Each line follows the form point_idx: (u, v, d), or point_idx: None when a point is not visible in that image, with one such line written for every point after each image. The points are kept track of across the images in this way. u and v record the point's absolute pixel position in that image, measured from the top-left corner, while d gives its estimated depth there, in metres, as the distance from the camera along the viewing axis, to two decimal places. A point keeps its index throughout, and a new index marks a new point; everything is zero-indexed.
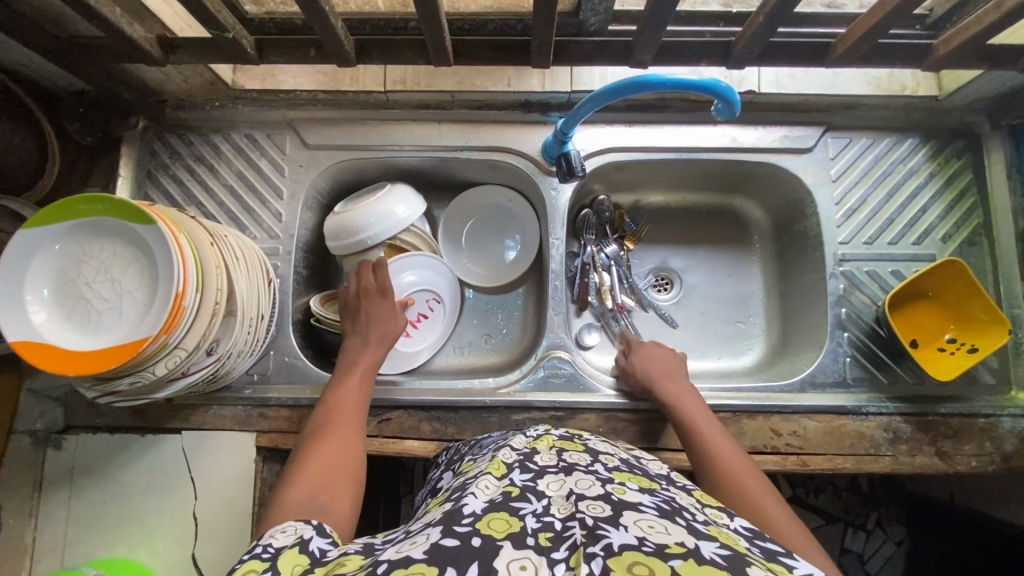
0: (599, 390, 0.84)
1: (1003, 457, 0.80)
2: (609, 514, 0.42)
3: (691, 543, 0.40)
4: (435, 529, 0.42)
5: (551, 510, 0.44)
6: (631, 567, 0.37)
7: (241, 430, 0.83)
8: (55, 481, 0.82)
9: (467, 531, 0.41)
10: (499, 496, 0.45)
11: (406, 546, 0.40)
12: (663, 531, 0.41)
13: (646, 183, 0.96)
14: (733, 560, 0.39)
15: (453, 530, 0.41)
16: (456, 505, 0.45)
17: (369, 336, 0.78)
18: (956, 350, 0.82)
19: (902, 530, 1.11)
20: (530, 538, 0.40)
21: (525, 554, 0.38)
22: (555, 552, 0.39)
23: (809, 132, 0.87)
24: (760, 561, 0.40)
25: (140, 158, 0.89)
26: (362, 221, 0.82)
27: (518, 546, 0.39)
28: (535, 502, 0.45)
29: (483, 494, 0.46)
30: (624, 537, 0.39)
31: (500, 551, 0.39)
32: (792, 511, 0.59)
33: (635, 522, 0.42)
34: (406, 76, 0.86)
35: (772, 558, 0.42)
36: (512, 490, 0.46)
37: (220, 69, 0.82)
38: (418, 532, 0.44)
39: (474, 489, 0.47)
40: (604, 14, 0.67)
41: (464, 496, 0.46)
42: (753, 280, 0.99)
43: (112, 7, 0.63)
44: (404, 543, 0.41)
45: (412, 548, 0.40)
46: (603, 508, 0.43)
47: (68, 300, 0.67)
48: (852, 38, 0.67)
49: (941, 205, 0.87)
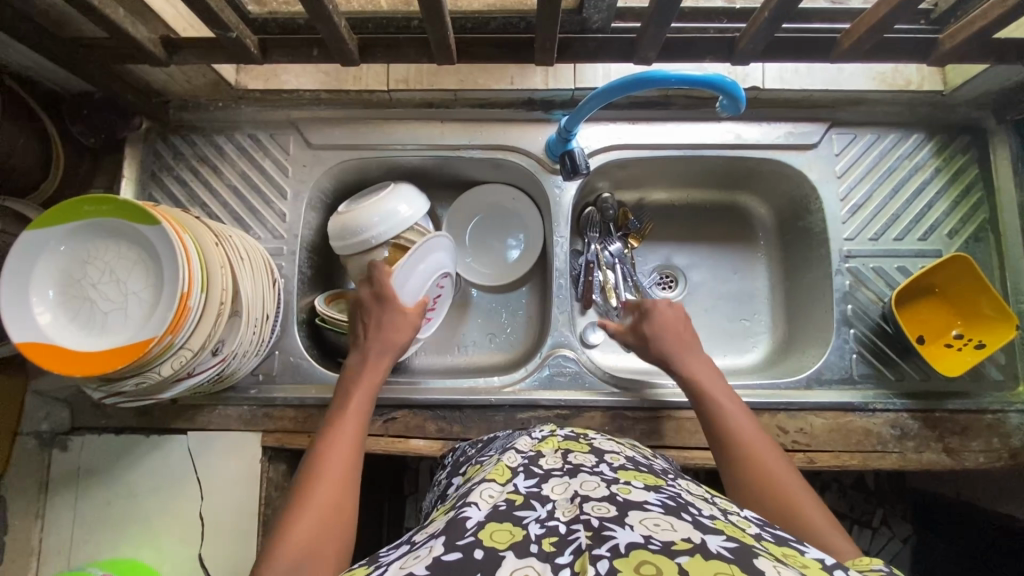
0: (606, 388, 0.84)
1: (1011, 453, 0.80)
2: (614, 514, 0.42)
3: (697, 538, 0.40)
4: (438, 541, 0.42)
5: (555, 514, 0.44)
6: (638, 567, 0.36)
7: (246, 430, 0.83)
8: (61, 482, 0.82)
9: (470, 543, 0.40)
10: (502, 505, 0.45)
11: (410, 561, 0.40)
12: (669, 528, 0.41)
13: (650, 181, 0.96)
14: (740, 552, 0.38)
15: (456, 541, 0.41)
16: (459, 515, 0.44)
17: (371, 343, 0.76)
18: (963, 345, 0.82)
19: (909, 528, 1.11)
20: (534, 546, 0.40)
21: (529, 563, 0.38)
22: (559, 557, 0.39)
23: (813, 128, 0.87)
24: (768, 551, 0.40)
25: (143, 159, 0.89)
26: (366, 221, 0.81)
27: (521, 556, 0.39)
28: (539, 509, 0.44)
29: (487, 503, 0.46)
30: (630, 536, 0.39)
31: (503, 562, 0.39)
32: (818, 503, 0.56)
33: (641, 520, 0.41)
34: (409, 74, 0.85)
35: (783, 543, 0.43)
36: (516, 498, 0.46)
37: (222, 69, 0.82)
38: (421, 544, 0.43)
39: (477, 499, 0.47)
40: (607, 11, 0.66)
41: (466, 505, 0.46)
42: (759, 277, 0.98)
43: (117, 8, 0.63)
44: (408, 557, 0.41)
45: (415, 563, 0.40)
46: (609, 508, 0.43)
47: (74, 302, 0.67)
48: (857, 33, 0.67)
49: (947, 201, 0.87)
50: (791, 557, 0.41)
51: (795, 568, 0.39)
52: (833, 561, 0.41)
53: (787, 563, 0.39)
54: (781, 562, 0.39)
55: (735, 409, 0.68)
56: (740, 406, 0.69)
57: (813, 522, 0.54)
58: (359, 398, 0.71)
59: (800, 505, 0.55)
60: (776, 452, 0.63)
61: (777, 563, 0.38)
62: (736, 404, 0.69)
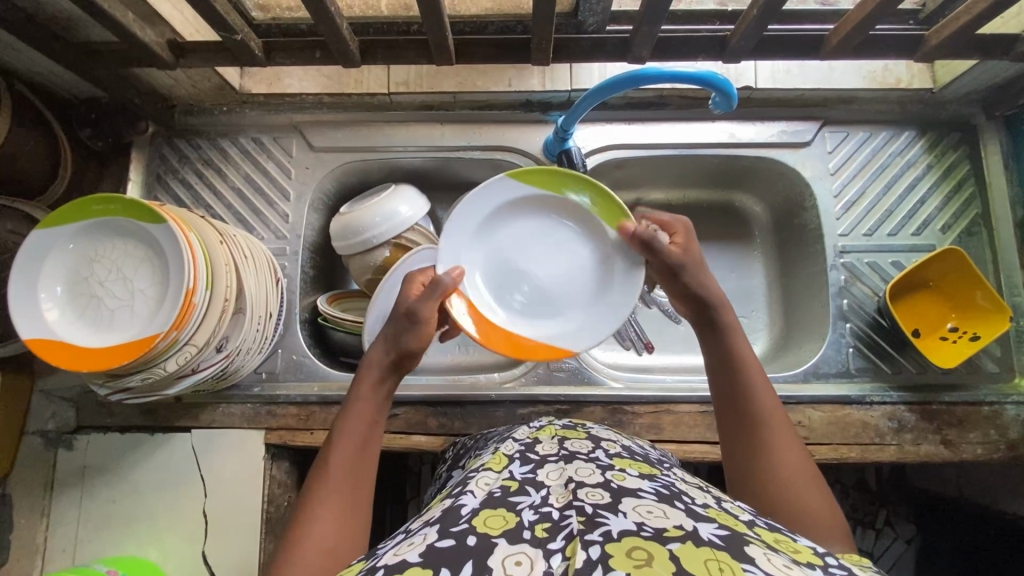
0: (604, 383, 0.85)
1: (1009, 444, 0.80)
2: (608, 501, 0.43)
3: (689, 525, 0.40)
4: (433, 529, 0.42)
5: (549, 500, 0.44)
6: (630, 552, 0.37)
7: (249, 428, 0.84)
8: (67, 480, 0.83)
9: (463, 530, 0.41)
10: (497, 491, 0.46)
11: (403, 549, 0.41)
12: (662, 515, 0.41)
13: (648, 180, 0.97)
14: (731, 540, 0.39)
15: (450, 528, 0.42)
16: (455, 504, 0.45)
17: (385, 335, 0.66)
18: (959, 338, 0.83)
19: (912, 529, 1.10)
20: (527, 532, 0.41)
21: (521, 549, 0.39)
22: (552, 543, 0.39)
23: (806, 126, 0.89)
24: (760, 539, 0.41)
25: (150, 162, 0.91)
26: (368, 221, 0.83)
27: (514, 542, 0.40)
28: (534, 495, 0.45)
29: (482, 491, 0.47)
30: (623, 522, 0.40)
31: (496, 548, 0.39)
32: (825, 499, 0.54)
33: (635, 507, 0.42)
34: (409, 77, 0.88)
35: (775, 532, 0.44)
36: (511, 484, 0.47)
37: (227, 73, 0.84)
38: (416, 531, 0.44)
39: (473, 487, 0.47)
40: (602, 14, 0.69)
41: (463, 493, 0.47)
42: (757, 275, 0.99)
43: (125, 11, 0.65)
44: (402, 544, 0.42)
45: (409, 551, 0.40)
46: (602, 495, 0.44)
47: (80, 297, 0.68)
48: (844, 30, 0.68)
49: (939, 196, 0.88)
50: (783, 543, 0.42)
51: (787, 554, 0.39)
52: (825, 549, 0.42)
53: (779, 550, 0.40)
54: (773, 549, 0.39)
55: (747, 352, 0.63)
56: (762, 377, 0.61)
57: (815, 516, 0.52)
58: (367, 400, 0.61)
59: (802, 502, 0.53)
60: (784, 417, 0.59)
61: (768, 550, 0.39)
62: (747, 347, 0.64)
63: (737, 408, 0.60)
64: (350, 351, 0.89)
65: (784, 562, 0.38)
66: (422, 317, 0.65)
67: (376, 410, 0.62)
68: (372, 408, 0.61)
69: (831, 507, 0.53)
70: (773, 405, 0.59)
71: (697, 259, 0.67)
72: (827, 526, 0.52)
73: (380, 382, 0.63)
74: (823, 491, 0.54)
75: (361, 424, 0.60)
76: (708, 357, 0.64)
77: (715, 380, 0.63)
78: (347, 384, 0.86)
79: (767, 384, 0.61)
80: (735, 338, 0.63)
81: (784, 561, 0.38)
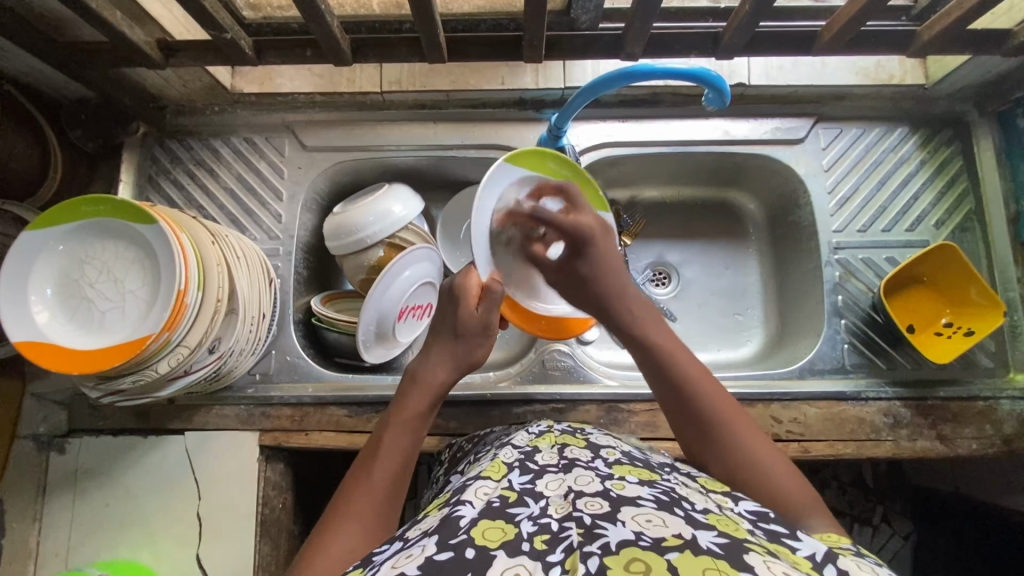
0: (599, 380, 0.85)
1: (1003, 439, 0.81)
2: (607, 511, 0.42)
3: (688, 534, 0.40)
4: (430, 540, 0.42)
5: (548, 511, 0.44)
6: (628, 564, 0.37)
7: (244, 430, 0.83)
8: (60, 483, 0.83)
9: (461, 542, 0.41)
10: (496, 502, 0.45)
11: (402, 560, 0.41)
12: (661, 524, 0.41)
13: (642, 178, 0.97)
14: (731, 548, 0.39)
15: (448, 540, 0.41)
16: (452, 513, 0.45)
17: (447, 353, 0.67)
18: (953, 333, 0.83)
19: (909, 525, 1.09)
20: (526, 544, 0.40)
21: (520, 561, 0.39)
22: (550, 555, 0.39)
23: (800, 123, 0.89)
24: (759, 545, 0.41)
25: (141, 164, 0.90)
26: (360, 221, 0.82)
27: (513, 554, 0.39)
28: (532, 506, 0.45)
29: (480, 500, 0.46)
30: (622, 533, 0.39)
31: (494, 561, 0.39)
32: (793, 471, 0.55)
33: (633, 516, 0.42)
34: (402, 76, 0.87)
35: (774, 539, 0.43)
36: (509, 495, 0.46)
37: (218, 73, 0.83)
38: (413, 543, 0.43)
39: (471, 497, 0.47)
40: (594, 12, 0.68)
41: (461, 501, 0.47)
42: (752, 272, 0.99)
43: (114, 11, 0.64)
44: (400, 556, 0.42)
45: (407, 562, 0.40)
46: (601, 504, 0.43)
47: (72, 300, 0.67)
48: (836, 26, 0.68)
49: (932, 192, 0.88)
50: (783, 554, 0.41)
51: (785, 561, 0.39)
52: (824, 555, 0.41)
53: (778, 557, 0.40)
54: (772, 557, 0.39)
55: (666, 340, 0.64)
56: (694, 361, 0.63)
57: (788, 491, 0.53)
58: (410, 413, 0.62)
59: (779, 481, 0.54)
60: (735, 405, 0.60)
61: (767, 558, 0.38)
62: (665, 334, 0.65)
63: (689, 403, 0.59)
64: (346, 351, 0.90)
65: (783, 569, 0.37)
66: (491, 328, 0.68)
67: (419, 424, 0.62)
68: (412, 424, 0.62)
69: (802, 484, 0.54)
70: (711, 394, 0.60)
71: (603, 251, 0.70)
72: (809, 501, 0.52)
73: (432, 403, 0.64)
74: (792, 471, 0.55)
75: (401, 438, 0.60)
76: (643, 370, 0.64)
77: (652, 376, 0.63)
78: (342, 385, 0.85)
79: (705, 369, 0.62)
80: (652, 328, 0.65)
81: (784, 568, 0.38)
